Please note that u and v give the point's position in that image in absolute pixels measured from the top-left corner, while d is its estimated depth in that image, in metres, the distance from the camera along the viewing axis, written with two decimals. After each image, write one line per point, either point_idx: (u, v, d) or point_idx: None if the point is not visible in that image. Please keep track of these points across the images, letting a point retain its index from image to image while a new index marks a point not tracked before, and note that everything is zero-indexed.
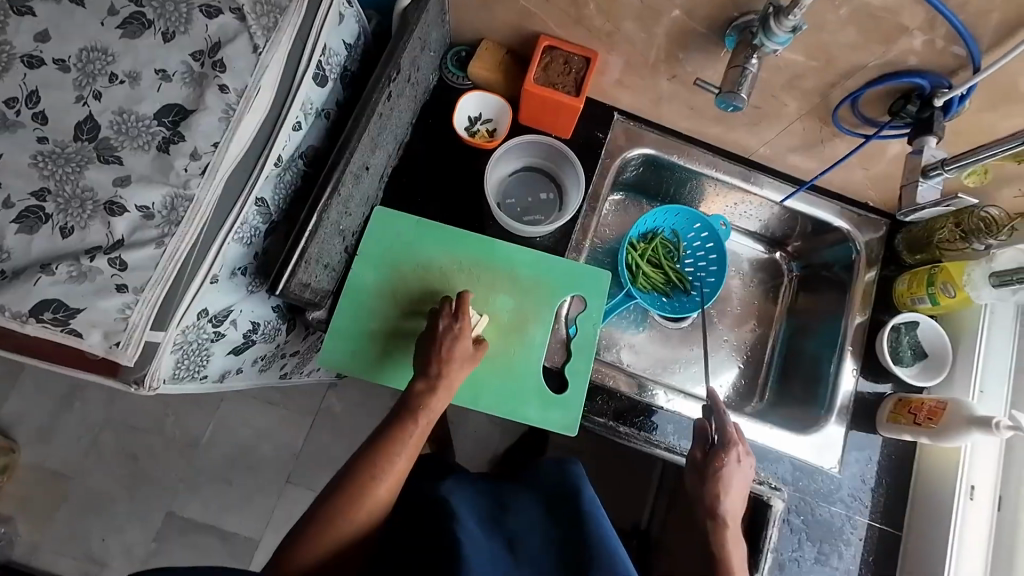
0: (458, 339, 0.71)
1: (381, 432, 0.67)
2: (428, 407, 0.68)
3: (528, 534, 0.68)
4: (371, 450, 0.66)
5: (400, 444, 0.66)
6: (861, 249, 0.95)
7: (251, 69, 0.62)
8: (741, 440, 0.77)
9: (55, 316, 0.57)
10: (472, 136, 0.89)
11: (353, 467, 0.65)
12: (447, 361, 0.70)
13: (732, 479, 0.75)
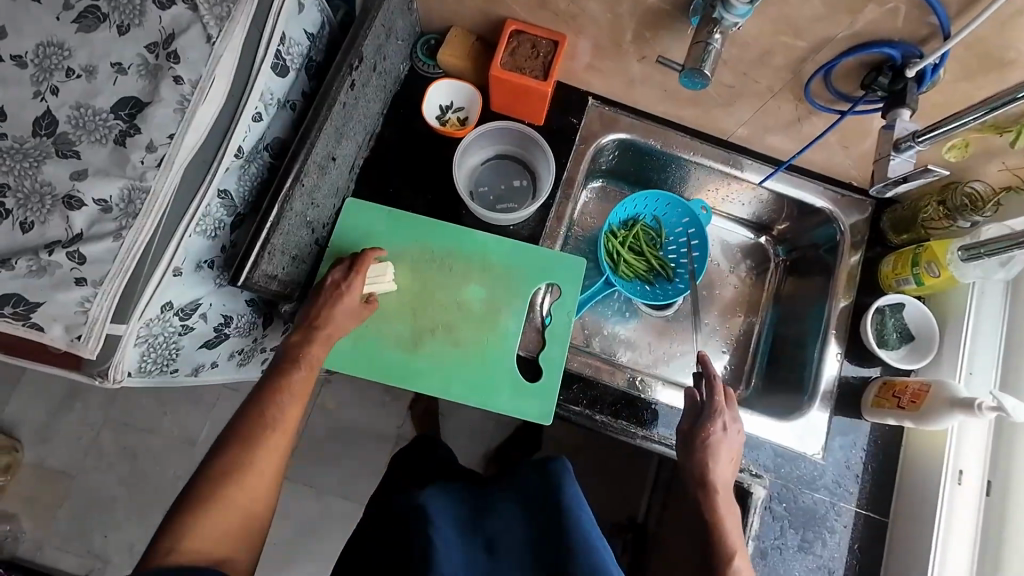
0: (344, 296, 0.74)
1: (260, 391, 0.68)
2: (308, 357, 0.71)
3: (507, 537, 0.63)
4: (251, 415, 0.66)
5: (281, 395, 0.68)
6: (845, 230, 0.92)
7: (206, 59, 0.62)
8: (729, 407, 0.76)
9: (16, 311, 0.57)
10: (443, 125, 0.89)
11: (234, 433, 0.64)
12: (329, 316, 0.73)
13: (721, 446, 0.74)
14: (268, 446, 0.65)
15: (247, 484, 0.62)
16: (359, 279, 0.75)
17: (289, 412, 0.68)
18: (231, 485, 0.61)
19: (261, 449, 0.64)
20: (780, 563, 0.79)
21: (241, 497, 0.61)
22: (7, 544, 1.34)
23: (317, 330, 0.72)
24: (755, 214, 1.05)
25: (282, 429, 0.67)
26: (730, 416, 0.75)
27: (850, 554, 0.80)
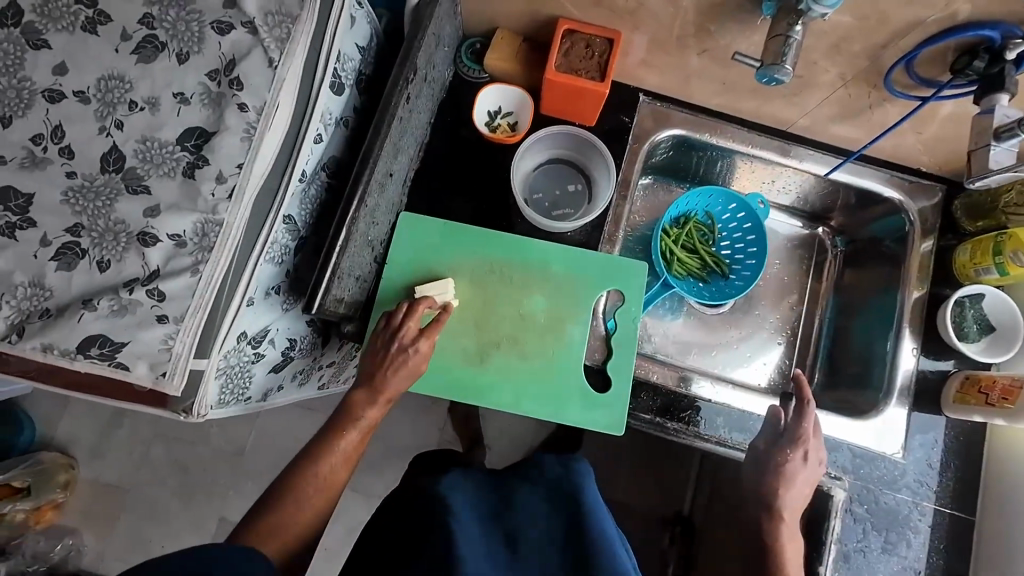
0: (412, 360, 0.72)
1: (316, 439, 0.72)
2: (363, 416, 0.72)
3: (531, 531, 0.58)
4: (307, 454, 0.70)
5: (333, 454, 0.70)
6: (914, 219, 0.89)
7: (269, 83, 0.60)
8: (813, 436, 0.75)
9: (102, 351, 0.57)
10: (493, 131, 0.86)
11: (290, 470, 0.69)
12: (393, 377, 0.72)
13: (799, 476, 0.73)
14: (322, 484, 0.69)
15: (302, 514, 0.67)
16: (427, 343, 0.73)
17: (339, 471, 0.71)
18: (289, 513, 0.67)
19: (313, 486, 0.68)
20: (865, 565, 0.77)
21: (298, 526, 0.67)
22: (72, 557, 1.37)
23: (381, 388, 0.71)
24: (812, 204, 1.01)
25: (332, 482, 0.70)
26: (813, 443, 0.74)
27: (936, 554, 0.78)
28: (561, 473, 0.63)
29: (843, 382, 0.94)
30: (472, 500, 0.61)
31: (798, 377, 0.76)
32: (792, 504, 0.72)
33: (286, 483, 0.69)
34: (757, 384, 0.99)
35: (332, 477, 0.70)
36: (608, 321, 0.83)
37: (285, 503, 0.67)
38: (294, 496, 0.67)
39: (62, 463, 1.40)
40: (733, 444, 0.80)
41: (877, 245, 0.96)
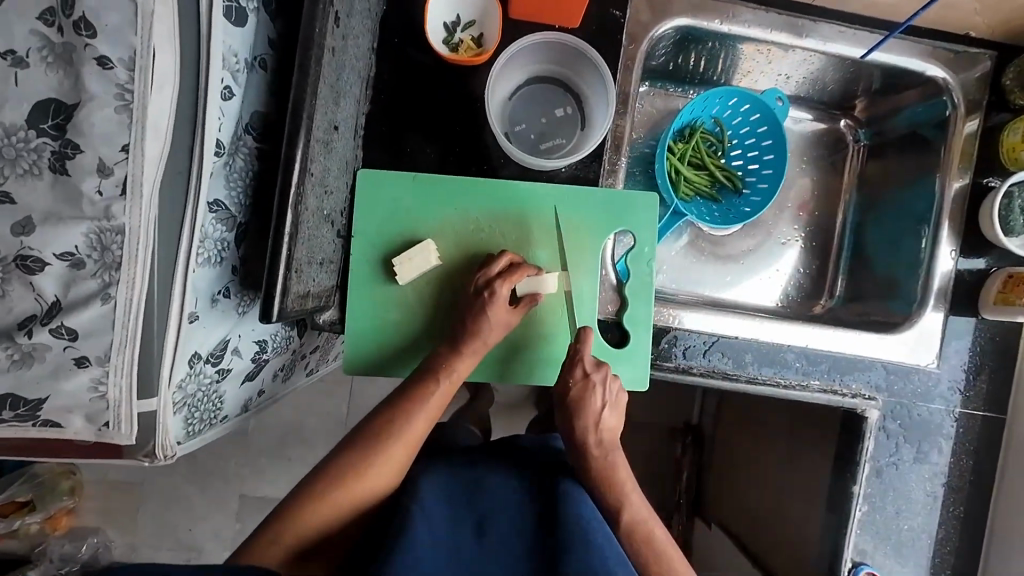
0: (489, 305, 0.64)
1: (380, 419, 0.61)
2: (433, 395, 0.63)
3: (502, 525, 0.57)
4: (368, 436, 0.60)
5: (422, 406, 0.62)
6: (958, 100, 0.77)
7: (132, 21, 0.43)
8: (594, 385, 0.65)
9: (19, 412, 0.46)
10: (454, 50, 0.70)
11: (340, 453, 0.59)
12: (476, 329, 0.65)
13: (605, 418, 0.65)
14: (377, 469, 0.58)
15: (376, 474, 0.58)
16: (505, 287, 0.65)
17: (424, 427, 0.62)
18: (334, 496, 0.56)
19: (373, 469, 0.58)
20: (897, 477, 0.76)
21: (366, 487, 0.57)
22: (102, 553, 1.31)
23: (464, 342, 0.65)
24: (834, 92, 0.89)
25: (417, 437, 0.61)
26: (590, 362, 0.65)
27: (965, 456, 0.77)
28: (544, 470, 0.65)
29: (868, 291, 0.87)
30: (439, 494, 0.58)
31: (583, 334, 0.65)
32: (592, 437, 0.64)
33: (364, 449, 0.59)
34: (770, 305, 0.92)
35: (417, 433, 0.61)
36: (619, 268, 0.73)
37: (356, 465, 0.58)
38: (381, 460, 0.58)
39: (60, 471, 1.33)
40: (740, 375, 0.74)
41: (908, 134, 0.84)
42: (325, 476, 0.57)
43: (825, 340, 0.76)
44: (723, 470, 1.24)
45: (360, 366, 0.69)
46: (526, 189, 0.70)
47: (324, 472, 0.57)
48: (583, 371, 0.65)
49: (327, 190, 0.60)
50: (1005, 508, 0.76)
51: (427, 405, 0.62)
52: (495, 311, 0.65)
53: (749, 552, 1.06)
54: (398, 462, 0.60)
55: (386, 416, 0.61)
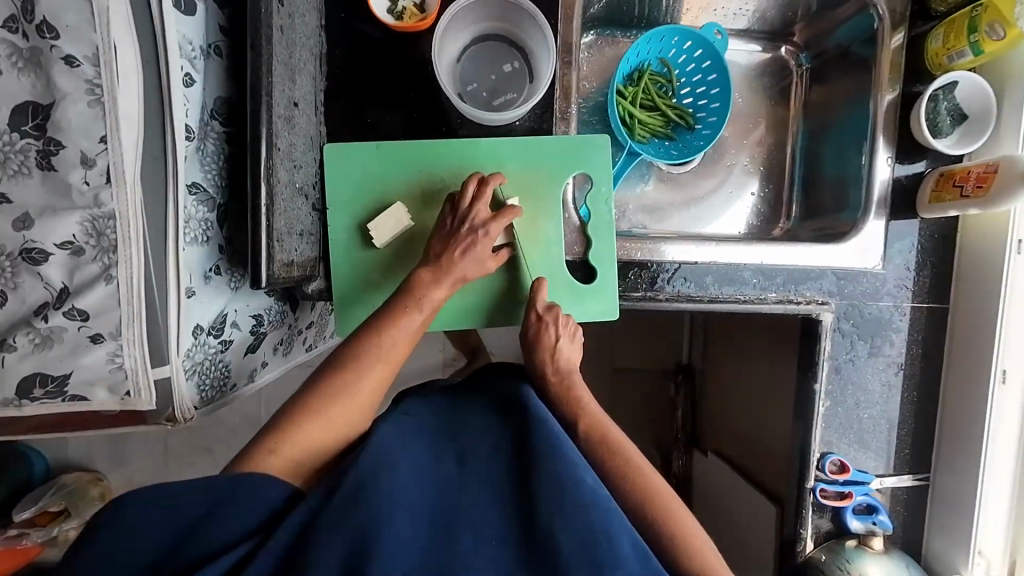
0: (478, 243, 0.69)
1: (357, 344, 0.66)
2: (409, 323, 0.68)
3: (478, 453, 0.63)
4: (350, 355, 0.66)
5: (395, 329, 0.67)
6: (883, 13, 0.81)
7: (90, 19, 0.46)
8: (551, 324, 0.75)
9: (48, 390, 0.51)
10: (399, 18, 0.73)
11: (326, 373, 0.65)
12: (459, 262, 0.69)
13: (561, 350, 0.74)
14: (360, 382, 0.65)
15: (357, 388, 0.64)
16: (495, 226, 0.70)
17: (398, 349, 0.67)
18: (323, 415, 0.62)
19: (358, 389, 0.64)
20: (854, 372, 0.84)
21: (352, 399, 0.64)
22: None
23: (444, 271, 0.69)
24: (773, 20, 0.95)
25: (392, 358, 0.67)
26: (543, 304, 0.75)
27: (915, 347, 0.85)
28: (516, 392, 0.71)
29: (822, 208, 0.93)
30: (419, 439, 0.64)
31: (536, 282, 0.75)
32: (549, 365, 0.73)
33: (345, 372, 0.65)
34: (734, 233, 0.97)
35: (393, 353, 0.67)
36: (580, 211, 0.78)
37: (340, 380, 0.64)
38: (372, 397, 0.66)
39: (89, 479, 1.32)
40: (702, 295, 0.80)
41: (845, 52, 0.89)
42: (310, 396, 0.63)
43: (779, 256, 0.82)
44: (714, 401, 1.31)
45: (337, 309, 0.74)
46: (484, 145, 0.75)
47: (312, 394, 0.63)
48: (536, 313, 0.75)
49: (296, 162, 0.64)
50: (952, 386, 0.83)
51: (398, 330, 0.68)
52: (477, 247, 0.69)
53: (740, 469, 1.14)
54: (380, 382, 0.66)
55: (358, 339, 0.67)
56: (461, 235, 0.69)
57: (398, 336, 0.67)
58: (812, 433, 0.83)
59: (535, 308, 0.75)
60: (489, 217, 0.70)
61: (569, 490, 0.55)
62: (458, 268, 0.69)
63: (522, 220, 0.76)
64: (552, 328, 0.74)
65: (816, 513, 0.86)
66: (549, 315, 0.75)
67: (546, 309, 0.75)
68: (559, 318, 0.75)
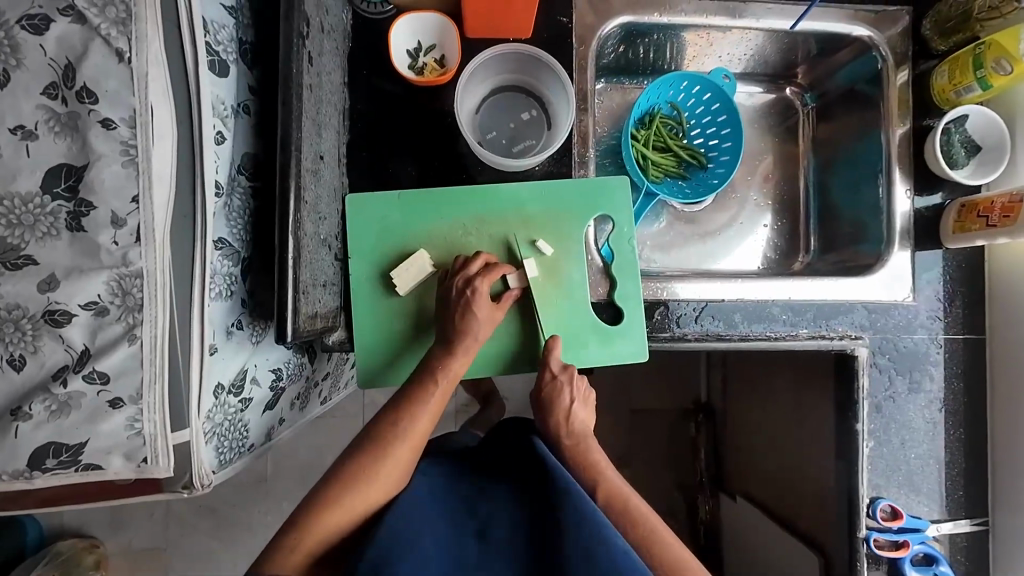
0: (473, 304, 0.68)
1: (383, 426, 0.64)
2: (432, 393, 0.66)
3: (500, 522, 0.60)
4: (374, 437, 0.63)
5: (419, 406, 0.65)
6: (885, 54, 0.84)
7: (130, 83, 0.47)
8: (565, 386, 0.71)
9: (61, 460, 0.48)
10: (420, 73, 0.75)
11: (352, 456, 0.62)
12: (465, 327, 0.68)
13: (575, 413, 0.72)
14: (390, 468, 0.62)
15: (383, 474, 0.62)
16: (485, 284, 0.68)
17: (422, 427, 0.65)
18: (348, 500, 0.60)
19: (383, 469, 0.62)
20: (896, 410, 0.80)
21: (379, 484, 0.61)
22: None
23: (456, 340, 0.68)
24: (775, 64, 0.97)
25: (418, 436, 0.65)
26: (557, 364, 0.72)
27: (956, 380, 0.81)
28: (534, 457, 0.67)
29: (840, 240, 0.92)
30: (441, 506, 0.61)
31: (551, 342, 0.72)
32: (564, 431, 0.71)
33: (368, 448, 0.62)
34: (754, 268, 0.97)
35: (418, 431, 0.65)
36: (603, 251, 0.78)
37: (364, 464, 0.62)
38: (396, 458, 0.63)
39: (83, 546, 1.21)
40: (732, 334, 0.78)
41: (850, 91, 0.91)
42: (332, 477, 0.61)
43: (806, 290, 0.81)
44: (739, 444, 1.25)
45: (360, 363, 0.72)
46: (505, 190, 0.75)
47: (335, 479, 0.61)
48: (551, 373, 0.72)
49: (320, 212, 0.64)
50: (1000, 421, 0.80)
51: (424, 401, 0.66)
52: (476, 307, 0.68)
53: (775, 518, 1.07)
54: (407, 459, 0.64)
55: (386, 417, 0.65)
56: (461, 298, 0.68)
57: (435, 398, 0.66)
58: (859, 477, 0.78)
59: (550, 369, 0.72)
60: (483, 276, 0.69)
61: (601, 553, 0.52)
62: (468, 335, 0.68)
63: (546, 261, 0.75)
64: (568, 391, 0.71)
65: (871, 565, 0.80)
66: (563, 377, 0.72)
67: (562, 370, 0.72)
68: (574, 379, 0.72)
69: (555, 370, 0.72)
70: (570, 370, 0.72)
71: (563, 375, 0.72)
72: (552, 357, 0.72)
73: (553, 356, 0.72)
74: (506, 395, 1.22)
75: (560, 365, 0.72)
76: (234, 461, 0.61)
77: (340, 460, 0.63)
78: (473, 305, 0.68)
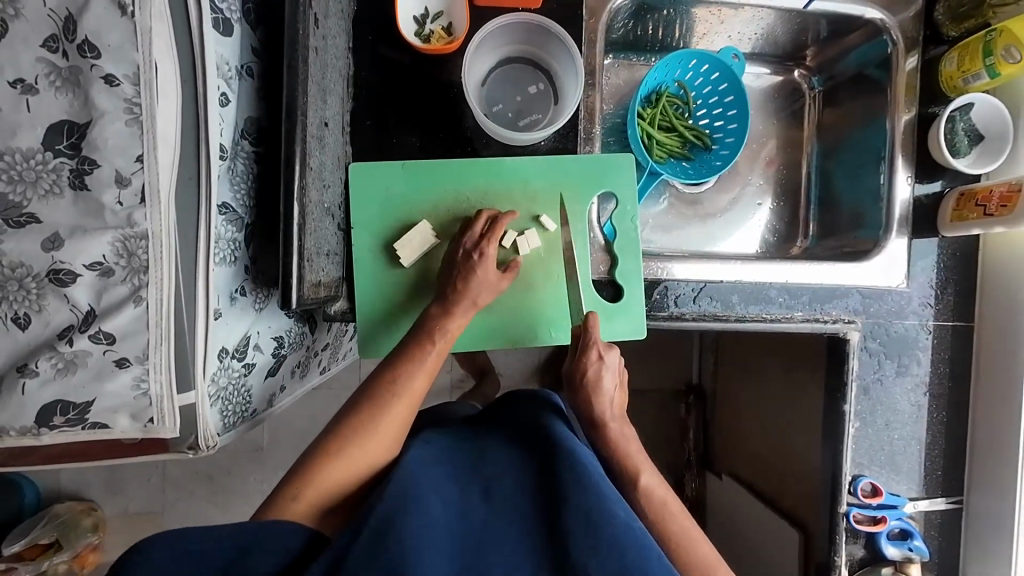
0: (478, 266, 0.69)
1: (377, 382, 0.65)
2: (429, 353, 0.67)
3: (502, 484, 0.58)
4: (372, 395, 0.64)
5: (414, 364, 0.66)
6: (897, 38, 0.83)
7: (133, 39, 0.46)
8: (608, 372, 0.71)
9: (68, 418, 0.49)
10: (427, 41, 0.73)
11: (350, 412, 0.63)
12: (467, 288, 0.68)
13: (617, 398, 0.72)
14: (386, 424, 0.63)
15: (381, 429, 0.62)
16: (490, 247, 0.69)
17: (418, 384, 0.66)
18: (343, 456, 0.60)
19: (380, 425, 0.62)
20: (883, 393, 0.83)
21: (376, 439, 0.62)
22: None
23: (455, 301, 0.68)
24: (785, 45, 0.96)
25: (413, 395, 0.65)
26: (603, 345, 0.71)
27: (942, 365, 0.84)
28: (538, 424, 0.65)
29: (839, 227, 0.93)
30: (443, 468, 0.61)
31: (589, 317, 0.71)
32: (611, 412, 0.71)
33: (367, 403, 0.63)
34: (752, 251, 0.97)
35: (415, 388, 0.65)
36: (605, 229, 0.78)
37: (363, 415, 0.62)
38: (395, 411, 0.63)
39: (81, 508, 1.23)
40: (730, 315, 0.80)
41: (859, 75, 0.90)
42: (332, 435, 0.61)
43: (803, 274, 0.82)
44: (728, 424, 1.28)
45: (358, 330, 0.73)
46: (509, 163, 0.74)
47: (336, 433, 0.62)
48: (597, 354, 0.71)
49: (324, 180, 0.63)
50: (980, 407, 0.83)
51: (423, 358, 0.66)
52: (481, 271, 0.69)
53: (760, 494, 1.11)
54: (405, 415, 0.64)
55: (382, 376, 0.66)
56: (468, 262, 0.69)
57: (434, 357, 0.67)
58: (844, 455, 0.81)
59: (595, 352, 0.71)
60: (489, 240, 0.69)
61: (601, 524, 0.52)
62: (472, 298, 0.69)
63: (548, 237, 0.76)
64: (611, 375, 0.72)
65: (850, 539, 0.84)
66: (608, 357, 0.71)
67: (606, 352, 0.71)
68: (615, 363, 0.72)
69: (598, 351, 0.71)
70: (613, 354, 0.72)
71: (607, 358, 0.71)
72: (598, 341, 0.71)
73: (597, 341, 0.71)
74: (503, 371, 1.23)
75: (604, 349, 0.72)
76: (236, 425, 0.62)
77: (342, 413, 0.64)
78: (478, 269, 0.69)
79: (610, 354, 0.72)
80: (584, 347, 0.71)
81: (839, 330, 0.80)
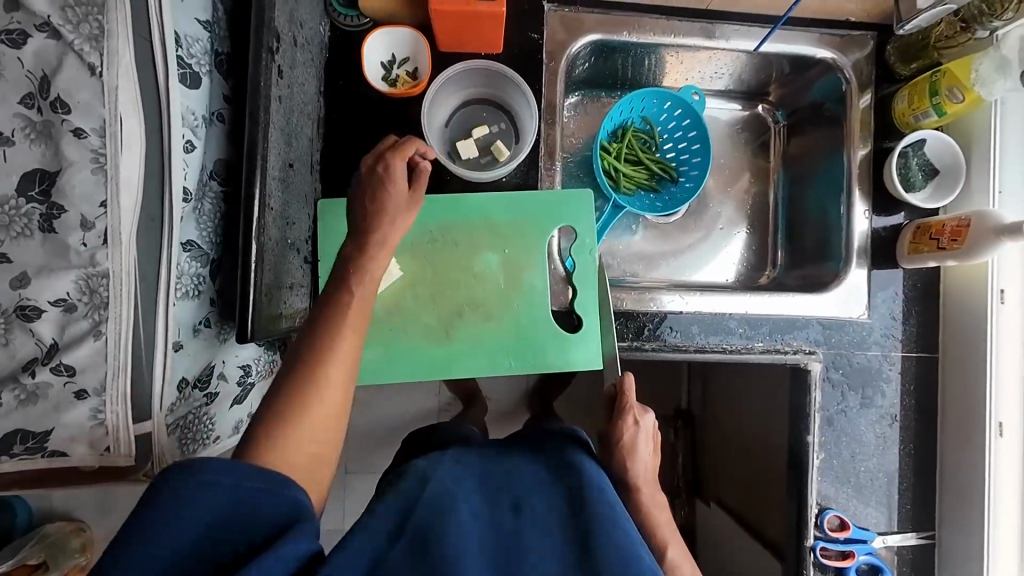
0: (383, 177, 0.63)
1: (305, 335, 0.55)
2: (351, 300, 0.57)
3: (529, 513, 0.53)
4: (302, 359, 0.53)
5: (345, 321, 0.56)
6: (850, 77, 0.86)
7: (101, 95, 0.51)
8: (643, 437, 0.72)
9: (29, 446, 0.52)
10: (393, 85, 0.77)
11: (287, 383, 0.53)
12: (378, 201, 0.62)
13: (650, 463, 0.73)
14: (319, 393, 0.52)
15: (318, 406, 0.51)
16: (398, 160, 0.64)
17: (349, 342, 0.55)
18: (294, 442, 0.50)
19: (313, 401, 0.51)
20: (848, 424, 0.83)
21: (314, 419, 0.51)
22: None
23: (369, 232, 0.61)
24: (748, 82, 0.98)
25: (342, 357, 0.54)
26: (638, 409, 0.72)
27: (908, 396, 0.84)
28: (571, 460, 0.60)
29: (807, 257, 0.94)
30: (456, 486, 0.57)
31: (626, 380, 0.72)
32: (644, 478, 0.71)
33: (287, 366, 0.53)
34: (723, 280, 0.99)
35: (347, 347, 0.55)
36: (565, 260, 0.80)
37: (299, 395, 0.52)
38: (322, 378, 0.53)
39: (70, 528, 1.24)
40: (691, 345, 0.81)
41: (818, 110, 0.93)
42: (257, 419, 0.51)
43: (765, 305, 0.83)
44: (715, 451, 1.27)
45: None
46: (468, 197, 0.78)
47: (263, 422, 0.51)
48: (633, 418, 0.71)
49: (287, 215, 0.67)
50: (950, 439, 0.82)
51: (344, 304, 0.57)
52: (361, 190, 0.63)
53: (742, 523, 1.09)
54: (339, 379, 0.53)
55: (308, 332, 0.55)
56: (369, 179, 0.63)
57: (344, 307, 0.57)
58: (809, 486, 0.80)
59: (631, 417, 0.72)
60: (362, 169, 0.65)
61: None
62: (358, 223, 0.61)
63: (509, 268, 0.79)
64: (647, 440, 0.72)
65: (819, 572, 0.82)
66: (643, 422, 0.72)
67: (642, 416, 0.72)
68: (651, 430, 0.73)
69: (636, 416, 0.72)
70: (648, 418, 0.73)
71: (643, 424, 0.72)
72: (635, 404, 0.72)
73: (634, 405, 0.72)
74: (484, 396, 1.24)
75: (640, 412, 0.73)
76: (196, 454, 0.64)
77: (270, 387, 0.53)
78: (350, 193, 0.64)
79: (646, 418, 0.73)
80: (620, 411, 0.72)
81: (798, 360, 0.81)
